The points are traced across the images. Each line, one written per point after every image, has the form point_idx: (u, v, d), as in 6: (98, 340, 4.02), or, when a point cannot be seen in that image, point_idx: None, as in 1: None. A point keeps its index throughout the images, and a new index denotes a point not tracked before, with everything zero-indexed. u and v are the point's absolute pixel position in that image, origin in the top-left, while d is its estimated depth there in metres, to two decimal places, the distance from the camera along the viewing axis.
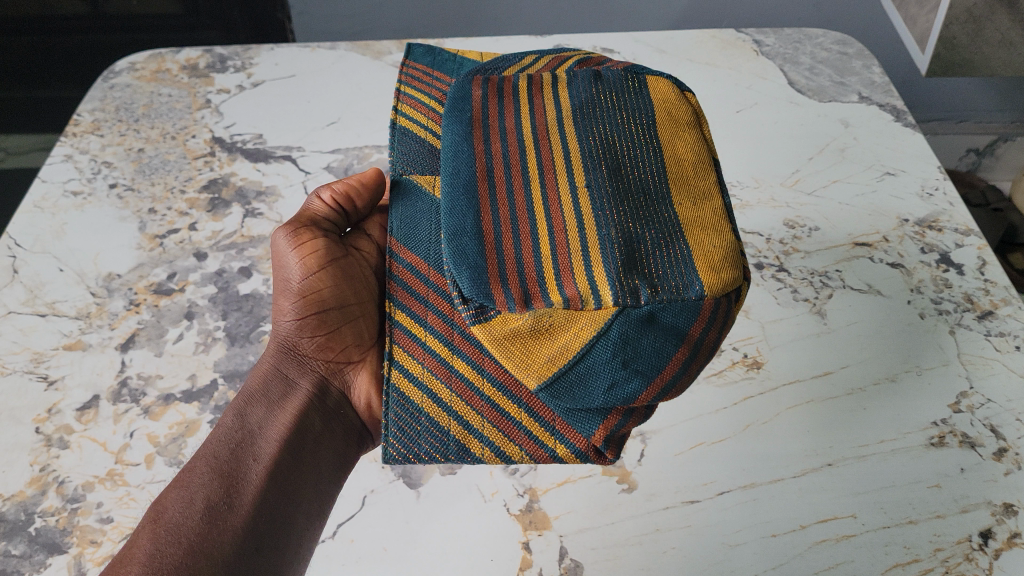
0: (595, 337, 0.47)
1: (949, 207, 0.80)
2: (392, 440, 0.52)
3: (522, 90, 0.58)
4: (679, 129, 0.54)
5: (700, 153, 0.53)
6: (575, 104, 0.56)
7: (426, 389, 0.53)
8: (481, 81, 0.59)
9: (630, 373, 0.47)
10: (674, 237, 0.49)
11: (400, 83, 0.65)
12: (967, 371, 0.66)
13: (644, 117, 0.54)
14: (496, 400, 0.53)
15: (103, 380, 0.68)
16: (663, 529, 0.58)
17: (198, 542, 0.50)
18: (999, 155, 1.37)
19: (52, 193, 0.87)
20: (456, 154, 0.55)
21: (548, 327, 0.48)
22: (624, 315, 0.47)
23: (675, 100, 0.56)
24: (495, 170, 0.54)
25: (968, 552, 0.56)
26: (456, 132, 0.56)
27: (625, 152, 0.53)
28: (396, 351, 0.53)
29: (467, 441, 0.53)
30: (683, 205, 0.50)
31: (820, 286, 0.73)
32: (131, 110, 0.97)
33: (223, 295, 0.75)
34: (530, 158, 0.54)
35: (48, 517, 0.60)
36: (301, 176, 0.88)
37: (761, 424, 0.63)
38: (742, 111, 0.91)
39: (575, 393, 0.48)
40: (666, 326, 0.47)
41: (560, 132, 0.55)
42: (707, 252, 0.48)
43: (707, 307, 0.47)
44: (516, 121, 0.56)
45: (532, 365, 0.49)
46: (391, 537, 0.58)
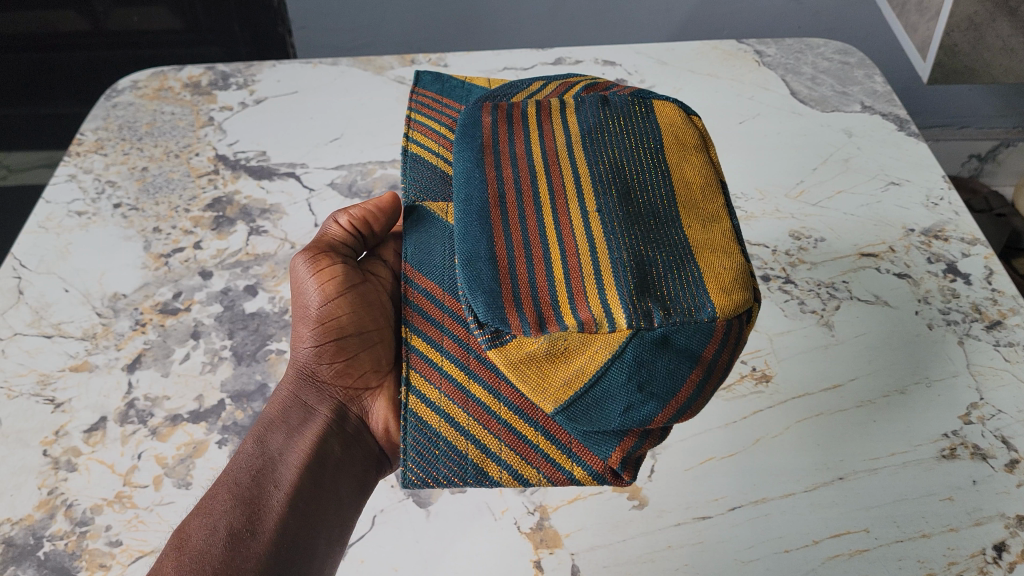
0: (610, 359, 0.47)
1: (954, 217, 0.80)
2: (411, 464, 0.53)
3: (531, 116, 0.58)
4: (686, 153, 0.55)
5: (707, 176, 0.53)
6: (585, 129, 0.57)
7: (443, 413, 0.53)
8: (491, 108, 0.60)
9: (646, 396, 0.47)
10: (685, 260, 0.48)
11: (411, 111, 0.67)
12: (977, 381, 0.66)
13: (651, 142, 0.55)
14: (513, 423, 0.53)
15: (110, 402, 0.68)
16: (674, 546, 0.58)
17: (222, 569, 0.51)
18: (1000, 160, 1.38)
19: (57, 213, 0.87)
20: (469, 180, 0.55)
21: (564, 349, 0.48)
22: (638, 337, 0.46)
23: (682, 125, 0.56)
24: (508, 195, 0.54)
25: (983, 565, 0.56)
26: (468, 158, 0.56)
27: (635, 177, 0.53)
28: (413, 377, 0.54)
29: (485, 464, 0.53)
30: (692, 227, 0.50)
31: (827, 297, 0.73)
32: (134, 129, 0.97)
33: (229, 314, 0.75)
34: (541, 184, 0.54)
35: (57, 540, 0.60)
36: (305, 193, 0.88)
37: (771, 438, 0.63)
38: (745, 122, 0.91)
39: (593, 415, 0.48)
40: (680, 348, 0.47)
41: (569, 157, 0.55)
42: (718, 274, 0.48)
43: (720, 328, 0.47)
44: (526, 147, 0.56)
45: (548, 389, 0.49)
46: (403, 557, 0.58)
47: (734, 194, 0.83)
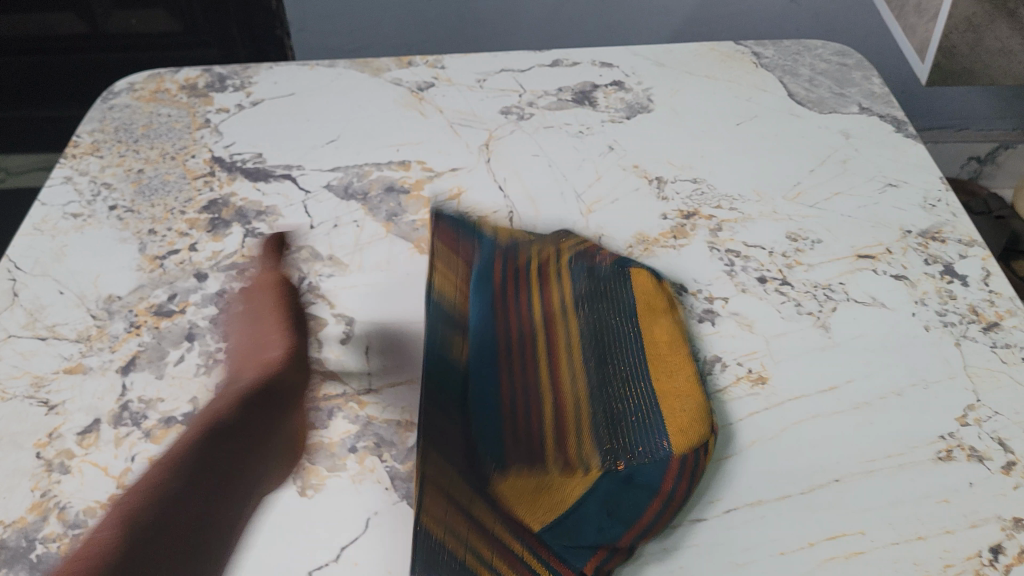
0: (587, 486, 0.58)
1: (952, 218, 0.80)
2: (419, 559, 0.52)
3: (533, 283, 0.72)
4: (655, 319, 0.68)
5: (675, 343, 0.67)
6: (576, 296, 0.70)
7: (442, 517, 0.57)
8: (502, 263, 0.73)
9: (614, 521, 0.56)
10: (650, 421, 0.61)
11: (430, 254, 0.74)
12: (973, 383, 0.65)
13: (628, 314, 0.69)
14: (505, 515, 0.57)
15: (103, 404, 0.68)
16: (670, 549, 0.57)
17: (112, 545, 0.50)
18: (1000, 163, 1.38)
19: (52, 215, 0.86)
20: (476, 345, 0.65)
21: (549, 481, 0.58)
22: (607, 470, 0.58)
23: (653, 293, 0.70)
24: (508, 372, 0.65)
25: (979, 568, 0.55)
26: (480, 332, 0.67)
27: (612, 343, 0.67)
28: (419, 492, 0.57)
29: (477, 516, 0.56)
30: (659, 388, 0.63)
31: (823, 299, 0.73)
32: (131, 131, 0.97)
33: (224, 316, 0.75)
34: (538, 359, 0.66)
35: (49, 543, 0.59)
36: (301, 195, 0.88)
37: (768, 440, 0.63)
38: (742, 123, 0.92)
39: (572, 534, 0.56)
40: (642, 485, 0.58)
41: (560, 330, 0.68)
42: (678, 425, 0.60)
43: (674, 466, 0.58)
44: (528, 317, 0.69)
45: (536, 514, 0.57)
46: (396, 560, 0.58)
47: (733, 195, 0.84)
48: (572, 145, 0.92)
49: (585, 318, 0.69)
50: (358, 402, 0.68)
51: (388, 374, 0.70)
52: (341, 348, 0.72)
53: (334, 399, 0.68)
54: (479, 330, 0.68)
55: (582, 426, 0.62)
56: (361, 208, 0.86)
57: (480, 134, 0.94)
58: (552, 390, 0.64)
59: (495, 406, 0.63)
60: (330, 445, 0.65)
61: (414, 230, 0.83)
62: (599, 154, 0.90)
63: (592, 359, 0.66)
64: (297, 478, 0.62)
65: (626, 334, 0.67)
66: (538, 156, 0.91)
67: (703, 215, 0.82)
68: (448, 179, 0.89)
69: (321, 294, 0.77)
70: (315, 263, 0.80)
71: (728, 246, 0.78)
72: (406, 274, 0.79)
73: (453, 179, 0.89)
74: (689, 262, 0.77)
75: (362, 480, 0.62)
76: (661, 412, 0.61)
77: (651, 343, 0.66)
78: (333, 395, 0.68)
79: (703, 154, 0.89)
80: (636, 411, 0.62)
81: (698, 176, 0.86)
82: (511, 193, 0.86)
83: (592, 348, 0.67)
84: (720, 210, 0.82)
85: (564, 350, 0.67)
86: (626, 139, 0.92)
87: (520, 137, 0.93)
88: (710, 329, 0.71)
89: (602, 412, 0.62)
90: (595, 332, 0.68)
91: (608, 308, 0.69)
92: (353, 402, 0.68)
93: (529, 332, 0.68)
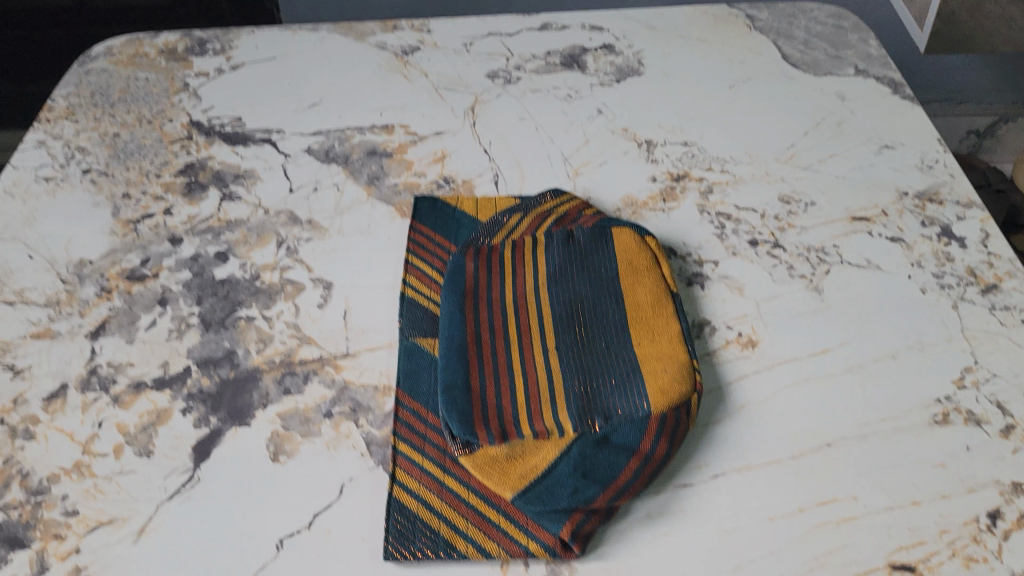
0: (559, 456, 0.54)
1: (950, 179, 0.77)
2: (391, 536, 0.54)
3: (508, 259, 0.67)
4: (640, 276, 0.64)
5: (657, 297, 0.62)
6: (554, 263, 0.66)
7: (421, 499, 0.56)
8: (473, 253, 0.68)
9: (589, 482, 0.54)
10: (630, 378, 0.57)
11: (408, 253, 0.72)
12: (972, 346, 0.63)
13: (608, 272, 0.64)
14: (481, 508, 0.55)
15: (71, 369, 0.66)
16: (654, 515, 0.55)
17: None
18: (1000, 136, 1.36)
19: (24, 179, 0.84)
20: (450, 321, 0.62)
21: (521, 453, 0.55)
22: (582, 438, 0.55)
23: (637, 250, 0.66)
24: (482, 336, 0.61)
25: (976, 533, 0.53)
26: (451, 303, 0.64)
27: (591, 306, 0.62)
28: (398, 472, 0.57)
29: (454, 518, 0.55)
30: (641, 346, 0.59)
31: (817, 262, 0.70)
32: (107, 95, 0.94)
33: (198, 281, 0.73)
34: (511, 325, 0.62)
35: (11, 511, 0.57)
36: (280, 159, 0.85)
37: (757, 404, 0.60)
38: (735, 86, 0.90)
39: (546, 498, 0.53)
40: (619, 445, 0.55)
41: (536, 296, 0.64)
42: (660, 382, 0.56)
43: (654, 424, 0.55)
44: (501, 292, 0.65)
45: (507, 480, 0.54)
46: (371, 526, 0.56)
47: (724, 158, 0.81)
48: (560, 109, 0.89)
49: (564, 281, 0.64)
50: (335, 366, 0.65)
51: (366, 338, 0.67)
52: (319, 312, 0.69)
53: (310, 363, 0.65)
54: (453, 304, 0.64)
55: (555, 389, 0.57)
56: (342, 172, 0.83)
57: (465, 98, 0.91)
58: (526, 354, 0.60)
59: (466, 373, 0.58)
60: (305, 410, 0.62)
61: (396, 194, 0.81)
62: (588, 117, 0.88)
63: (570, 320, 0.62)
64: (270, 443, 0.60)
65: (607, 296, 0.63)
66: (525, 120, 0.88)
67: (693, 178, 0.79)
68: (431, 143, 0.86)
69: (299, 258, 0.74)
70: (293, 227, 0.77)
71: (719, 208, 0.76)
72: (387, 238, 0.76)
73: (438, 142, 0.86)
74: (678, 225, 0.74)
75: (338, 445, 0.60)
76: (641, 375, 0.57)
77: (634, 304, 0.62)
78: (310, 359, 0.66)
79: (695, 117, 0.87)
80: (615, 372, 0.57)
81: (689, 139, 0.84)
82: (496, 157, 0.84)
83: (570, 310, 0.62)
84: (711, 172, 0.80)
85: (541, 315, 0.62)
86: (616, 102, 0.90)
87: (507, 101, 0.91)
88: (700, 293, 0.68)
89: (577, 372, 0.58)
90: (574, 295, 0.63)
91: (588, 271, 0.65)
92: (330, 366, 0.65)
93: (506, 301, 0.64)
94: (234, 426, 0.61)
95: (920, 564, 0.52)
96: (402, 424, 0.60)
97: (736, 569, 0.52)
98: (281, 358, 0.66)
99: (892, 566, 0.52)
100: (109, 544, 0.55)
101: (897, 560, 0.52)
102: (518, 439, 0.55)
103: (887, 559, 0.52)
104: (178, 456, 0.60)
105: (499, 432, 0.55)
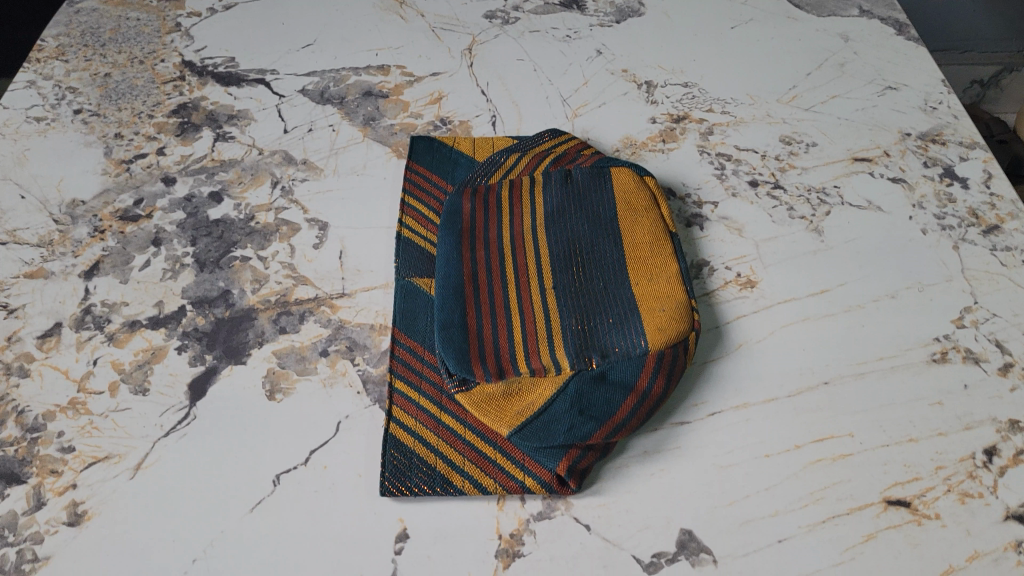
0: (555, 393, 0.54)
1: (953, 121, 0.77)
2: (387, 473, 0.54)
3: (505, 199, 0.66)
4: (639, 214, 0.63)
5: (656, 234, 0.61)
6: (552, 202, 0.65)
7: (417, 436, 0.56)
8: (470, 193, 0.67)
9: (585, 419, 0.53)
10: (627, 317, 0.56)
11: (404, 193, 0.71)
12: (971, 286, 0.63)
13: (607, 211, 0.63)
14: (478, 444, 0.55)
15: (65, 308, 0.65)
16: (650, 452, 0.55)
17: None
18: (1003, 86, 1.32)
19: (14, 120, 0.83)
20: (447, 262, 0.62)
21: (519, 390, 0.55)
22: (579, 375, 0.54)
23: (636, 188, 0.65)
24: (479, 276, 0.61)
25: (972, 470, 0.54)
26: (448, 243, 0.63)
27: (589, 245, 0.61)
28: (394, 409, 0.57)
29: (450, 455, 0.55)
30: (639, 284, 0.58)
31: (817, 203, 0.70)
32: (98, 34, 0.92)
33: (192, 221, 0.72)
34: (508, 264, 0.61)
35: (7, 447, 0.57)
36: (275, 100, 0.84)
37: (756, 343, 0.60)
38: (737, 27, 0.88)
39: (542, 435, 0.53)
40: (616, 382, 0.54)
41: (533, 236, 0.63)
42: (657, 320, 0.55)
43: (651, 360, 0.54)
44: (498, 232, 0.64)
45: (503, 418, 0.54)
46: (367, 463, 0.56)
47: (724, 99, 0.80)
48: (558, 50, 0.88)
49: (562, 220, 0.63)
50: (331, 306, 0.65)
51: (362, 278, 0.67)
52: (314, 253, 0.69)
53: (306, 303, 0.65)
54: (450, 244, 0.63)
55: (552, 327, 0.57)
56: (338, 112, 0.82)
57: (462, 38, 0.90)
58: (523, 294, 0.59)
59: (462, 313, 0.58)
60: (300, 349, 0.62)
61: (392, 135, 0.79)
62: (587, 58, 0.86)
63: (567, 260, 0.61)
64: (266, 381, 0.60)
65: (605, 235, 0.62)
66: (524, 61, 0.86)
67: (694, 119, 0.78)
68: (428, 84, 0.84)
69: (294, 199, 0.73)
70: (288, 167, 0.76)
71: (719, 148, 0.75)
72: (383, 179, 0.75)
73: (434, 83, 0.85)
74: (678, 165, 0.73)
75: (334, 384, 0.60)
76: (639, 314, 0.56)
77: (633, 242, 0.61)
78: (305, 299, 0.65)
79: (696, 58, 0.85)
80: (612, 311, 0.57)
81: (690, 80, 0.83)
82: (494, 97, 0.82)
83: (568, 250, 0.61)
84: (712, 113, 0.79)
85: (538, 254, 0.62)
86: (616, 42, 0.88)
87: (505, 42, 0.89)
88: (699, 233, 0.68)
89: (574, 311, 0.57)
90: (572, 235, 0.62)
91: (586, 210, 0.64)
92: (326, 306, 0.65)
93: (503, 241, 0.63)
94: (230, 365, 0.61)
95: (915, 499, 0.52)
96: (398, 361, 0.59)
97: (732, 504, 0.53)
98: (276, 298, 0.65)
99: (887, 501, 0.52)
100: (105, 479, 0.55)
101: (892, 495, 0.53)
102: (514, 376, 0.55)
103: (883, 494, 0.53)
104: (173, 394, 0.59)
105: (496, 369, 0.55)
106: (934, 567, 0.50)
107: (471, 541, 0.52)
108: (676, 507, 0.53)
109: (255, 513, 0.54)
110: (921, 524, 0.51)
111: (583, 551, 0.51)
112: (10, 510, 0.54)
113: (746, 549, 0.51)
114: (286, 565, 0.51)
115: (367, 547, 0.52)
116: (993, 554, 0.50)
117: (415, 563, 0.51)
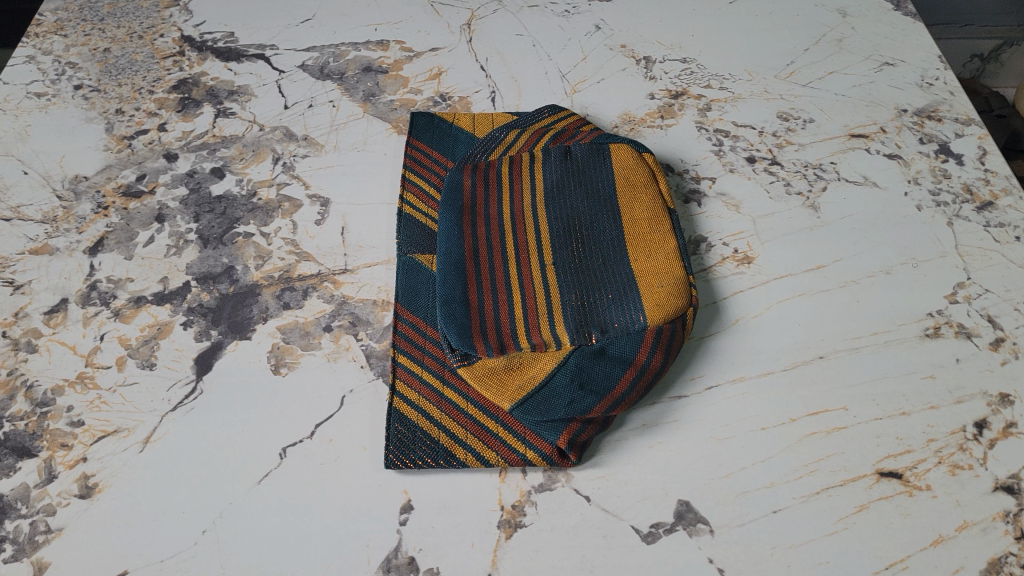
0: (556, 368, 0.55)
1: (949, 97, 0.78)
2: (391, 446, 0.55)
3: (505, 175, 0.67)
4: (637, 191, 0.63)
5: (654, 211, 0.62)
6: (551, 181, 0.65)
7: (421, 409, 0.57)
8: (470, 169, 0.67)
9: (586, 393, 0.54)
10: (627, 293, 0.57)
11: (405, 170, 0.72)
12: (965, 262, 0.64)
13: (606, 188, 0.64)
14: (480, 419, 0.56)
15: (71, 284, 0.66)
16: (649, 425, 0.57)
17: None
18: (1003, 61, 1.32)
19: (15, 95, 0.83)
20: (448, 238, 0.63)
21: (519, 364, 0.56)
22: (579, 350, 0.55)
23: (635, 165, 0.65)
24: (480, 252, 0.61)
25: (962, 442, 0.55)
26: (448, 218, 0.64)
27: (587, 223, 0.62)
28: (397, 384, 0.58)
29: (452, 428, 0.56)
30: (638, 260, 0.59)
31: (814, 179, 0.71)
32: (96, 9, 0.92)
33: (195, 197, 0.72)
34: (509, 240, 0.62)
35: (17, 421, 0.58)
36: (275, 75, 0.84)
37: (751, 318, 0.61)
38: (736, 2, 0.89)
39: (544, 409, 0.54)
40: (615, 357, 0.55)
41: (533, 213, 0.64)
42: (656, 295, 0.56)
43: (650, 336, 0.55)
44: (498, 208, 0.64)
45: (504, 392, 0.55)
46: (372, 437, 0.57)
47: (722, 75, 0.80)
48: (557, 25, 0.88)
49: (562, 197, 0.64)
50: (333, 282, 0.66)
51: (364, 255, 0.67)
52: (316, 229, 0.69)
53: (309, 279, 0.66)
54: (451, 219, 0.64)
55: (552, 302, 0.57)
56: (338, 88, 0.82)
57: (461, 13, 0.90)
58: (524, 271, 0.60)
59: (464, 288, 0.59)
60: (304, 324, 0.63)
61: (392, 111, 0.80)
62: (586, 33, 0.87)
63: (567, 236, 0.61)
64: (271, 357, 0.61)
65: (605, 212, 0.62)
66: (523, 36, 0.87)
67: (692, 95, 0.78)
68: (428, 60, 0.85)
69: (296, 175, 0.74)
70: (289, 143, 0.77)
71: (716, 125, 0.75)
72: (383, 155, 0.76)
73: (433, 59, 0.85)
74: (676, 142, 0.74)
75: (338, 358, 0.61)
76: (638, 290, 0.57)
77: (631, 219, 0.61)
78: (308, 275, 0.66)
79: (695, 34, 0.85)
80: (612, 286, 0.58)
81: (688, 55, 0.83)
82: (494, 72, 0.83)
83: (567, 227, 0.62)
84: (710, 89, 0.79)
85: (538, 231, 0.62)
86: (615, 17, 0.88)
87: (504, 17, 0.89)
88: (697, 210, 0.68)
89: (573, 287, 0.58)
90: (572, 212, 0.63)
91: (586, 187, 0.64)
92: (329, 282, 0.66)
93: (503, 218, 0.64)
94: (235, 340, 0.62)
95: (907, 471, 0.54)
96: (401, 336, 0.60)
97: (728, 476, 0.54)
98: (280, 274, 0.66)
99: (880, 473, 0.54)
100: (115, 453, 0.56)
101: (884, 468, 0.54)
102: (515, 350, 0.56)
103: (875, 466, 0.54)
104: (180, 368, 0.60)
105: (497, 344, 0.56)
106: (924, 537, 0.51)
107: (474, 513, 0.53)
108: (673, 479, 0.54)
109: (263, 485, 0.55)
110: (912, 495, 0.53)
111: (583, 522, 0.53)
112: (22, 483, 0.55)
113: (742, 519, 0.52)
114: (295, 535, 0.53)
115: (372, 519, 0.53)
116: (981, 524, 0.52)
117: (419, 533, 0.53)
